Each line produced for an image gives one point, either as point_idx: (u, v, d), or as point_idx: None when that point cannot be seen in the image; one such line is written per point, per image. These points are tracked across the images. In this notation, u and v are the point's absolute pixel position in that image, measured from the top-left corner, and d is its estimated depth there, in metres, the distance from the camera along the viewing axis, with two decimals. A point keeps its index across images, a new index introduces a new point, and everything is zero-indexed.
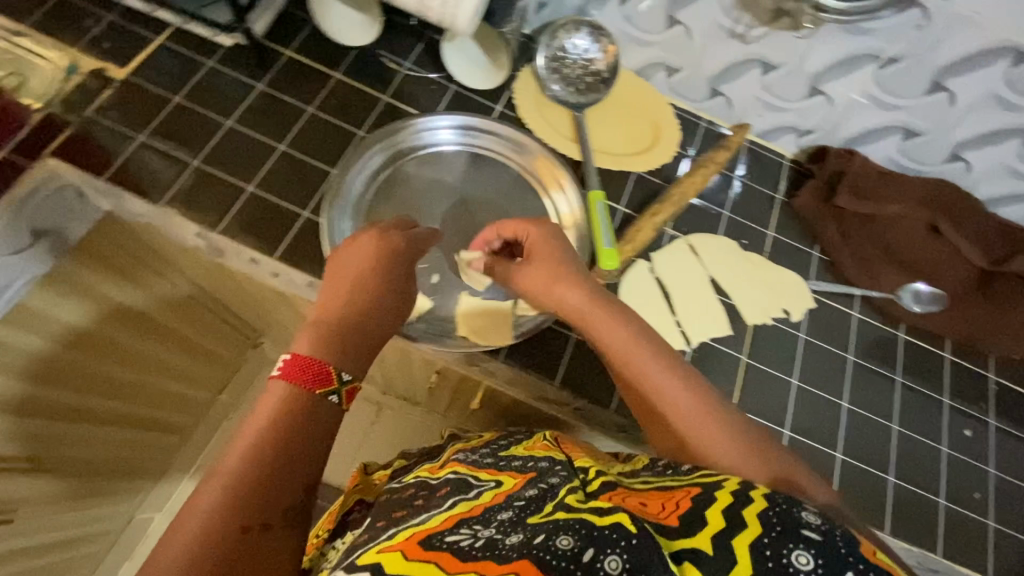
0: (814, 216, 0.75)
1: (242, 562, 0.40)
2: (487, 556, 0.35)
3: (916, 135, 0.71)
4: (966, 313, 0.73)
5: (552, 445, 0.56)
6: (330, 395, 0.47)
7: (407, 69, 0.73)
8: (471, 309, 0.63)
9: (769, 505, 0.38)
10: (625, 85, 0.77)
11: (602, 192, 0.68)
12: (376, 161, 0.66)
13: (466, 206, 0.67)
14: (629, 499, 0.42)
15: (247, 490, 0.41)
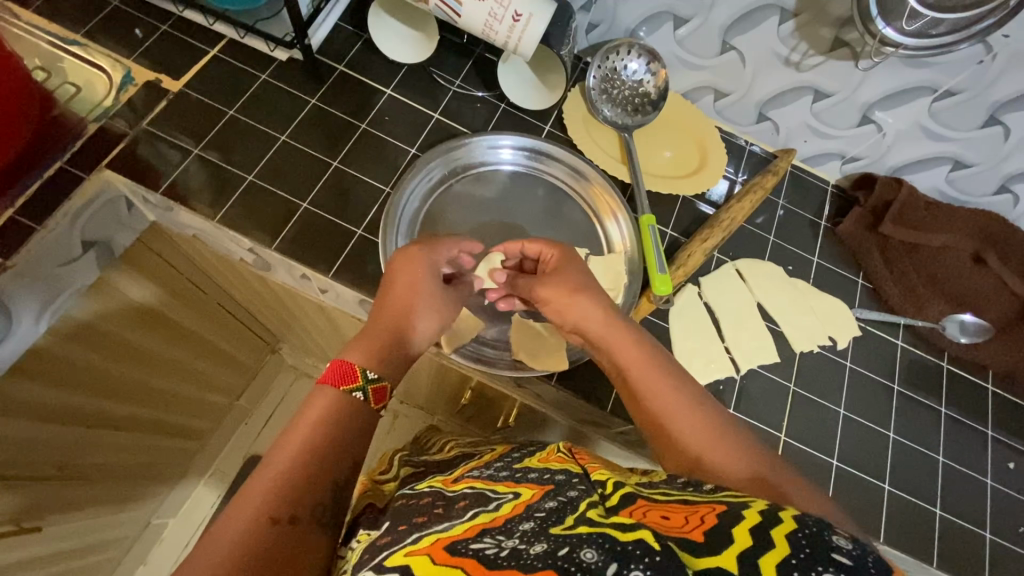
0: (859, 244, 0.75)
1: (278, 557, 0.36)
2: (512, 564, 0.32)
3: (965, 166, 0.72)
4: (1012, 345, 0.73)
5: (567, 457, 0.54)
6: (355, 391, 0.44)
7: (457, 87, 0.73)
8: (524, 331, 0.64)
9: (800, 526, 0.33)
10: (673, 108, 0.77)
11: (653, 217, 0.68)
12: (432, 180, 0.67)
13: (517, 228, 0.68)
14: (649, 513, 0.37)
15: (288, 479, 0.38)
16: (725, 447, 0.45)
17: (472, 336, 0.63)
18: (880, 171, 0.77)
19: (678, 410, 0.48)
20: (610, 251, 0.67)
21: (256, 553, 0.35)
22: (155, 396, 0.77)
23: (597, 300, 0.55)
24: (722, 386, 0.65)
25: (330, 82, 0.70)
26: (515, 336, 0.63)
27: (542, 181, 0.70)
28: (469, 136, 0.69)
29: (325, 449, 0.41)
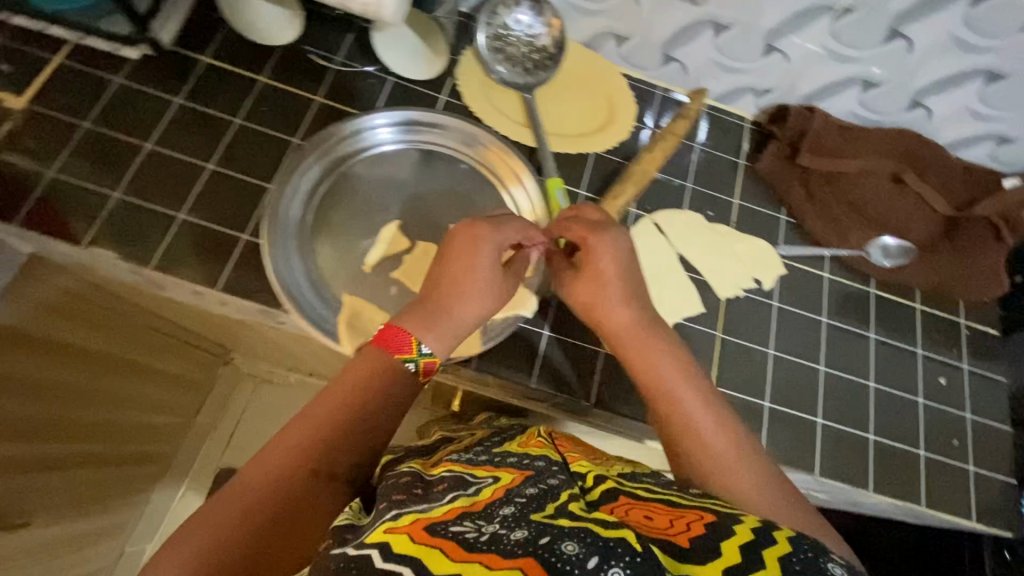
0: (778, 179, 0.73)
1: (303, 503, 0.45)
2: (493, 549, 0.36)
3: (875, 86, 0.69)
4: (934, 262, 0.73)
5: (546, 444, 0.57)
6: (407, 363, 0.50)
7: (339, 63, 0.68)
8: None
9: (793, 549, 0.37)
10: (573, 60, 0.73)
11: (560, 178, 0.65)
12: (317, 171, 0.62)
13: (418, 208, 0.63)
14: (633, 512, 0.42)
15: (328, 435, 0.47)
16: (733, 470, 0.49)
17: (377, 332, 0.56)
18: (794, 101, 0.74)
19: (691, 434, 0.52)
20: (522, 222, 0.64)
21: (290, 494, 0.44)
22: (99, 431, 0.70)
23: (641, 315, 0.57)
24: None
25: (196, 76, 0.64)
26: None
27: (438, 153, 0.66)
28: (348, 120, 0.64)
29: (361, 426, 0.48)
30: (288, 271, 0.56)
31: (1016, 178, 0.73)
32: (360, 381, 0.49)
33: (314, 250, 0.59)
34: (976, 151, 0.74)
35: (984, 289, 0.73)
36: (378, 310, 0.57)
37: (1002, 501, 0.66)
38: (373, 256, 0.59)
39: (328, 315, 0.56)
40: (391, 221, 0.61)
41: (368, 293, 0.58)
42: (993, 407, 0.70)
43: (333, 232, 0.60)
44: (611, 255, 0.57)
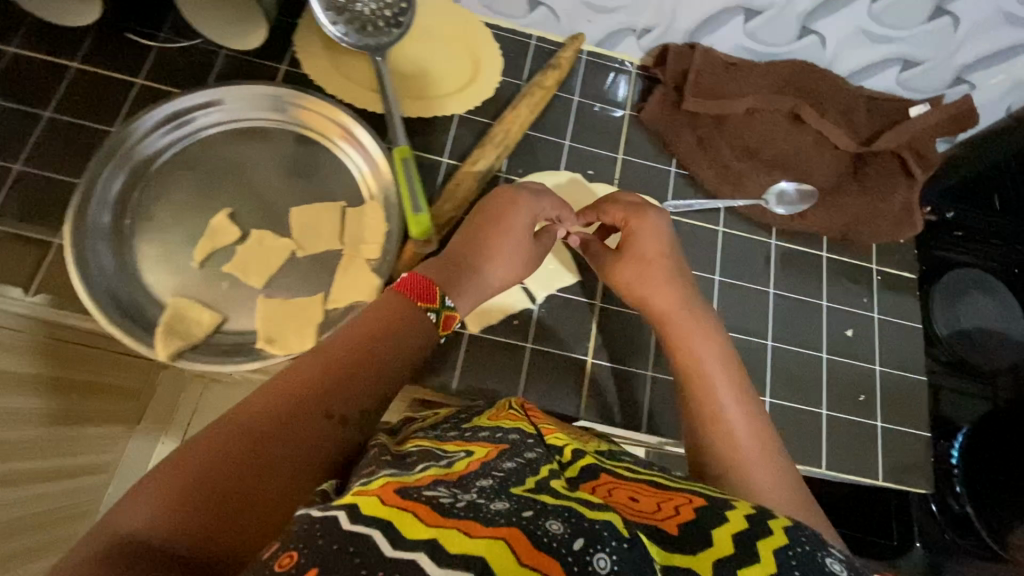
0: (664, 128, 0.67)
1: (304, 442, 0.38)
2: (471, 515, 0.30)
3: (756, 14, 0.62)
4: (840, 204, 0.67)
5: (520, 416, 0.51)
6: (429, 312, 0.46)
7: (163, 40, 0.62)
8: (272, 313, 0.54)
9: (789, 542, 0.33)
10: (428, 16, 0.67)
11: (408, 147, 0.59)
12: (120, 176, 0.56)
13: (246, 191, 0.59)
14: (617, 492, 0.39)
15: (326, 374, 0.41)
16: (751, 464, 0.46)
17: (206, 334, 0.53)
18: (677, 39, 0.67)
19: (717, 418, 0.48)
20: (366, 189, 0.60)
21: (293, 429, 0.38)
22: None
23: (682, 296, 0.55)
24: (516, 322, 0.60)
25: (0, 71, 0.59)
26: (264, 318, 0.54)
27: (246, 126, 0.61)
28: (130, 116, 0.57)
29: (382, 364, 0.43)
30: (99, 275, 0.52)
31: (926, 105, 0.67)
32: (377, 320, 0.45)
33: (134, 251, 0.55)
34: (881, 78, 0.66)
35: (896, 231, 0.67)
36: (203, 308, 0.53)
37: (913, 456, 0.63)
38: (200, 250, 0.55)
39: (150, 319, 0.53)
40: (223, 210, 0.57)
41: (197, 291, 0.55)
42: (905, 356, 0.66)
43: (156, 228, 0.56)
44: (651, 236, 0.57)
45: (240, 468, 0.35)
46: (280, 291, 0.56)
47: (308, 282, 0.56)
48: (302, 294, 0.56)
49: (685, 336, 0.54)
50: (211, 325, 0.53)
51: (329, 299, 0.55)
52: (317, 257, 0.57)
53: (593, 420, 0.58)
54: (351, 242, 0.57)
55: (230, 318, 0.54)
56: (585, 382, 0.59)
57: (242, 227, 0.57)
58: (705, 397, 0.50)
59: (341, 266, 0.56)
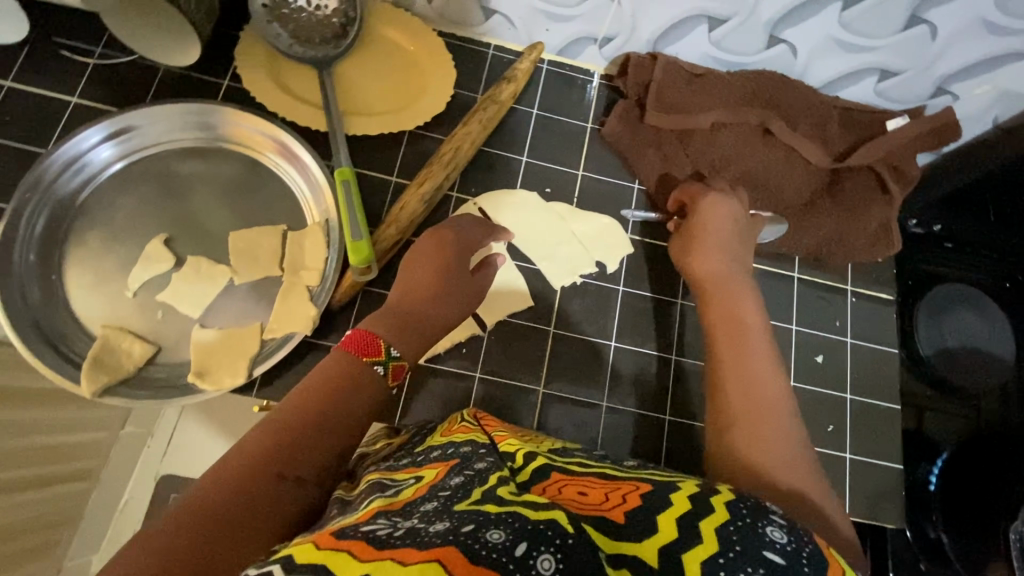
0: (626, 143, 0.64)
1: (268, 511, 0.36)
2: (407, 543, 0.27)
3: (721, 22, 0.58)
4: (812, 222, 0.63)
5: (473, 427, 0.48)
6: (376, 364, 0.45)
7: (100, 56, 0.60)
8: (206, 346, 0.53)
9: (731, 516, 0.31)
10: (379, 24, 0.64)
11: (349, 168, 0.57)
12: (47, 213, 0.55)
13: (182, 214, 0.57)
14: (564, 488, 0.35)
15: (284, 437, 0.40)
16: (769, 437, 0.40)
17: (136, 367, 0.52)
18: (640, 48, 0.63)
19: (748, 386, 0.44)
20: (307, 209, 0.58)
21: (257, 500, 0.36)
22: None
23: (726, 265, 0.54)
24: (465, 350, 0.58)
25: None
26: (199, 351, 0.52)
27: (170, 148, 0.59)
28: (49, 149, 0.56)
29: (338, 420, 0.42)
30: (25, 304, 0.52)
31: (905, 118, 0.63)
32: (328, 374, 0.44)
33: (65, 280, 0.54)
34: (857, 88, 0.62)
35: (872, 250, 0.63)
36: (134, 338, 0.52)
37: (886, 487, 0.60)
38: (133, 278, 0.54)
39: (77, 352, 0.52)
40: (157, 235, 0.56)
41: (131, 321, 0.54)
42: (879, 383, 0.62)
43: (89, 255, 0.55)
44: (720, 212, 0.57)
45: (195, 541, 0.32)
46: (215, 320, 0.55)
47: (245, 310, 0.55)
48: (239, 323, 0.54)
49: (723, 296, 0.52)
50: (143, 357, 0.52)
51: (265, 329, 0.54)
52: (254, 283, 0.56)
53: None
54: (289, 267, 0.55)
55: (164, 349, 0.54)
56: (539, 412, 0.57)
57: (177, 253, 0.56)
58: (734, 361, 0.46)
59: (278, 295, 0.54)
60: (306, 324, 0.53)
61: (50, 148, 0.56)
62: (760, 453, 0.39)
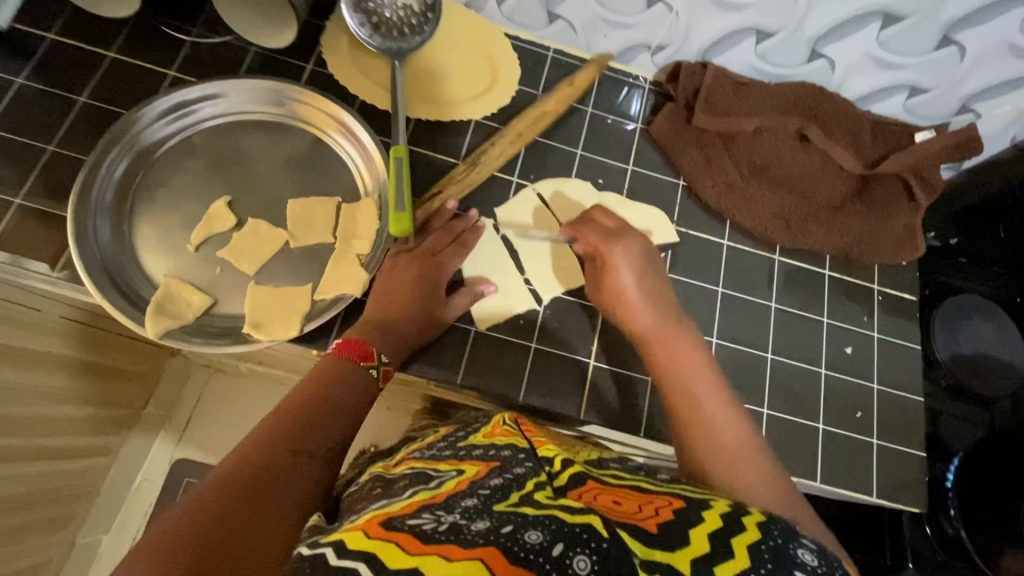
0: (673, 143, 0.69)
1: (280, 480, 0.44)
2: (450, 539, 0.35)
3: (769, 36, 0.64)
4: (845, 224, 0.68)
5: (514, 432, 0.54)
6: (370, 368, 0.53)
7: (196, 36, 0.64)
8: (260, 299, 0.57)
9: (762, 536, 0.37)
10: (452, 23, 0.69)
11: (404, 147, 0.61)
12: (127, 161, 0.60)
13: (246, 181, 0.62)
14: (600, 497, 0.42)
15: (291, 422, 0.48)
16: (738, 463, 0.48)
17: (195, 316, 0.56)
18: (690, 57, 0.69)
19: (706, 436, 0.50)
20: (362, 182, 0.63)
21: (275, 472, 0.44)
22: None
23: (663, 317, 0.57)
24: (522, 322, 0.62)
25: (39, 57, 0.62)
26: (254, 304, 0.56)
27: (242, 120, 0.63)
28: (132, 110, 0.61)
29: (332, 409, 0.50)
30: (97, 248, 0.56)
31: (931, 131, 0.68)
32: (324, 378, 0.52)
33: (135, 231, 0.58)
34: (887, 103, 0.68)
35: (899, 252, 0.68)
36: (193, 289, 0.57)
37: (910, 474, 0.63)
38: (198, 234, 0.59)
39: (141, 296, 0.56)
40: (222, 197, 0.61)
41: (190, 274, 0.58)
42: (902, 376, 0.66)
43: (158, 211, 0.59)
44: (628, 257, 0.59)
45: (226, 504, 0.40)
46: (269, 280, 0.59)
47: (297, 272, 0.59)
48: (289, 283, 0.59)
49: (665, 345, 0.56)
50: (201, 307, 0.56)
51: (316, 291, 0.58)
52: (308, 249, 0.60)
53: (590, 421, 0.60)
54: (342, 237, 0.60)
55: (220, 301, 0.57)
56: (587, 383, 0.60)
57: (239, 215, 0.61)
58: (689, 412, 0.52)
59: (330, 262, 0.59)
60: (356, 286, 0.57)
61: (133, 109, 0.61)
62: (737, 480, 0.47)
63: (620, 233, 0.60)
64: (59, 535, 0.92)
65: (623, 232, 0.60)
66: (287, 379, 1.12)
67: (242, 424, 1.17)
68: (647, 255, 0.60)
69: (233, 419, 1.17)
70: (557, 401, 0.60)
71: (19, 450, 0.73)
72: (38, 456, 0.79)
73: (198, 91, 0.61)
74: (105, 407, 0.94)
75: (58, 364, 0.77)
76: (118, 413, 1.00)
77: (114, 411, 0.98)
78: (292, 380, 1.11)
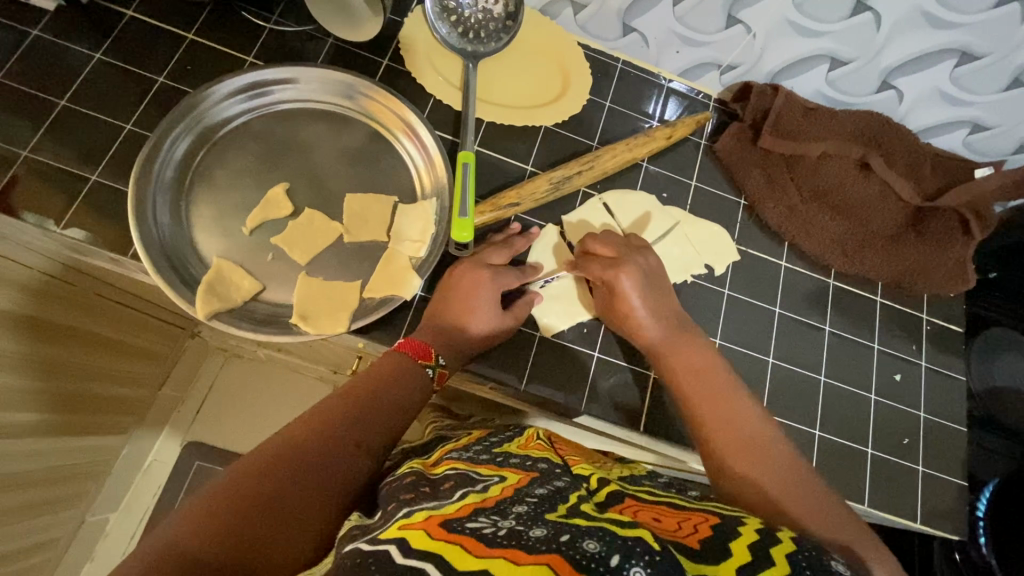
0: (737, 160, 0.69)
1: (329, 470, 0.44)
2: (514, 544, 0.34)
3: (843, 64, 0.65)
4: (898, 253, 0.69)
5: (547, 448, 0.57)
6: (427, 368, 0.53)
7: (274, 23, 0.64)
8: (312, 291, 0.54)
9: (798, 548, 0.37)
10: (528, 27, 0.69)
11: (473, 153, 0.61)
12: (186, 143, 0.58)
13: (308, 169, 0.60)
14: (641, 513, 0.42)
15: (345, 409, 0.48)
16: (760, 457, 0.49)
17: (243, 300, 0.54)
18: (759, 79, 0.70)
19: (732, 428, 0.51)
20: (420, 185, 0.61)
21: (335, 461, 0.45)
22: (31, 399, 0.67)
23: (672, 325, 0.58)
24: (586, 329, 0.62)
25: (117, 34, 0.61)
26: (303, 294, 0.54)
27: (311, 108, 0.61)
28: (198, 89, 0.58)
29: (389, 402, 0.51)
30: (154, 227, 0.54)
31: (990, 168, 0.69)
32: (382, 373, 0.52)
33: (191, 211, 0.56)
34: (948, 137, 0.70)
35: (948, 284, 0.69)
36: (245, 273, 0.54)
37: (952, 502, 0.64)
38: (252, 218, 0.56)
39: (192, 275, 0.54)
40: (280, 183, 0.58)
41: (242, 257, 0.56)
42: (948, 406, 0.67)
43: (216, 191, 0.57)
44: (638, 273, 0.59)
45: (280, 482, 0.42)
46: (322, 272, 0.56)
47: (348, 268, 0.57)
48: (342, 278, 0.56)
49: (679, 353, 0.57)
50: (249, 293, 0.54)
51: (364, 289, 0.56)
52: (361, 245, 0.58)
53: (648, 432, 0.60)
54: (395, 235, 0.58)
55: (268, 289, 0.55)
56: (647, 395, 0.61)
57: (296, 203, 0.58)
58: (720, 415, 0.52)
59: (381, 260, 0.57)
60: (406, 289, 0.55)
61: (199, 89, 0.59)
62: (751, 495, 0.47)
63: (621, 260, 0.59)
64: (73, 513, 0.91)
65: (625, 257, 0.59)
66: (305, 368, 1.11)
67: (258, 412, 1.16)
68: (653, 276, 0.60)
69: (249, 407, 1.16)
70: (617, 411, 0.60)
71: (48, 425, 0.72)
72: (62, 432, 0.77)
73: (275, 73, 0.60)
74: (128, 386, 0.93)
75: (90, 340, 0.76)
76: (138, 394, 0.99)
77: (136, 390, 0.97)
78: (317, 371, 1.11)
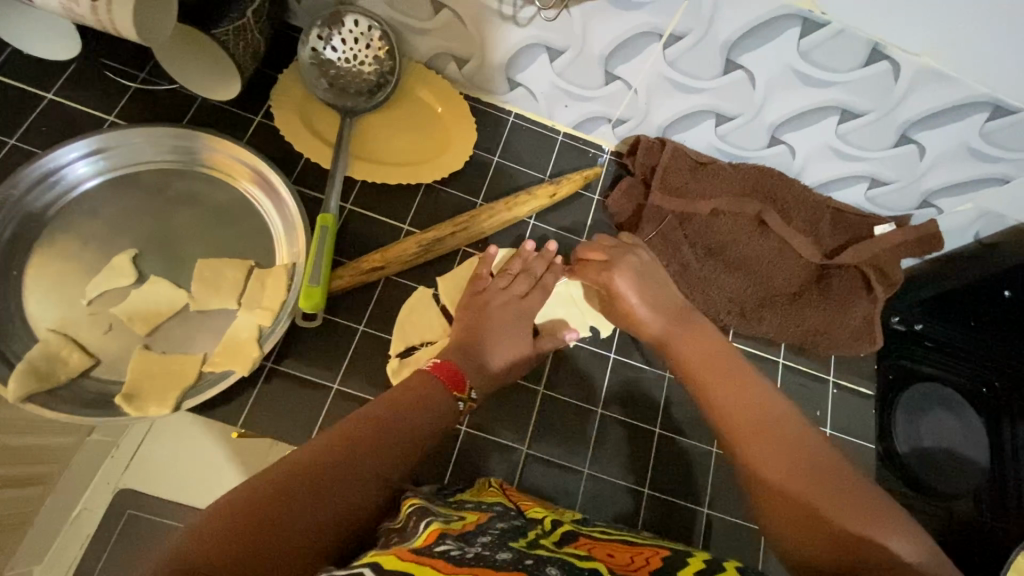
0: (627, 215, 0.67)
1: (343, 490, 0.40)
2: (482, 564, 0.30)
3: (728, 119, 0.62)
4: (799, 313, 0.65)
5: (500, 492, 0.49)
6: (459, 400, 0.50)
7: (142, 81, 0.63)
8: (145, 366, 0.51)
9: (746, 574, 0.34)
10: (411, 80, 0.67)
11: (333, 214, 0.58)
12: (20, 216, 0.55)
13: (160, 234, 0.57)
14: (596, 548, 0.38)
15: (370, 428, 0.44)
16: (783, 442, 0.44)
17: (71, 376, 0.51)
18: (651, 132, 0.67)
19: (745, 406, 0.47)
20: (277, 248, 0.58)
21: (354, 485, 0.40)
22: None
23: (672, 313, 0.57)
24: None
25: None
26: (134, 371, 0.51)
27: (151, 168, 0.59)
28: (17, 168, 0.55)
29: (418, 429, 0.46)
30: None
31: (892, 225, 0.67)
32: (413, 391, 0.48)
33: (26, 280, 0.53)
34: (849, 192, 0.67)
35: (854, 344, 0.65)
36: (75, 348, 0.51)
37: None
38: (90, 288, 0.53)
39: (15, 351, 0.51)
40: (126, 250, 0.56)
41: (77, 329, 0.53)
42: None
43: (56, 258, 0.55)
44: (622, 279, 0.59)
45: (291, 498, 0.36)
46: (163, 343, 0.53)
47: (190, 339, 0.54)
48: (182, 351, 0.53)
49: (690, 339, 0.55)
50: (78, 368, 0.51)
51: (205, 362, 0.53)
52: (207, 315, 0.55)
53: None
54: (245, 304, 0.55)
55: (103, 363, 0.52)
56: (518, 474, 0.56)
57: (142, 271, 0.55)
58: (730, 394, 0.49)
59: (226, 333, 0.54)
60: (245, 364, 0.52)
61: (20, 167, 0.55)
62: (780, 501, 0.42)
63: (614, 262, 0.60)
64: None
65: (615, 259, 0.60)
66: None
67: None
68: (647, 273, 0.60)
69: None
70: None
71: None
72: None
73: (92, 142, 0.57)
74: None
75: None
76: None
77: None
78: None
